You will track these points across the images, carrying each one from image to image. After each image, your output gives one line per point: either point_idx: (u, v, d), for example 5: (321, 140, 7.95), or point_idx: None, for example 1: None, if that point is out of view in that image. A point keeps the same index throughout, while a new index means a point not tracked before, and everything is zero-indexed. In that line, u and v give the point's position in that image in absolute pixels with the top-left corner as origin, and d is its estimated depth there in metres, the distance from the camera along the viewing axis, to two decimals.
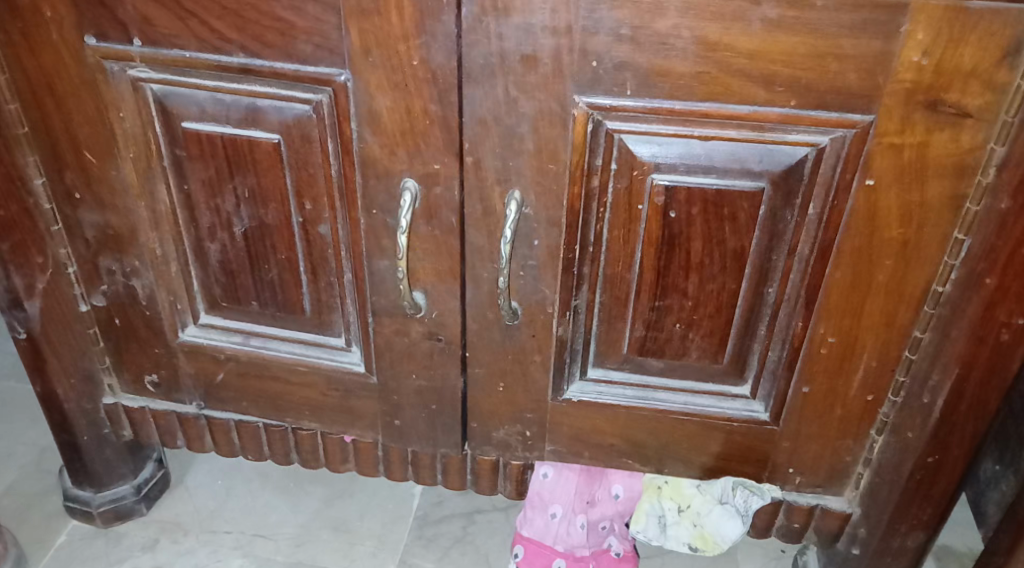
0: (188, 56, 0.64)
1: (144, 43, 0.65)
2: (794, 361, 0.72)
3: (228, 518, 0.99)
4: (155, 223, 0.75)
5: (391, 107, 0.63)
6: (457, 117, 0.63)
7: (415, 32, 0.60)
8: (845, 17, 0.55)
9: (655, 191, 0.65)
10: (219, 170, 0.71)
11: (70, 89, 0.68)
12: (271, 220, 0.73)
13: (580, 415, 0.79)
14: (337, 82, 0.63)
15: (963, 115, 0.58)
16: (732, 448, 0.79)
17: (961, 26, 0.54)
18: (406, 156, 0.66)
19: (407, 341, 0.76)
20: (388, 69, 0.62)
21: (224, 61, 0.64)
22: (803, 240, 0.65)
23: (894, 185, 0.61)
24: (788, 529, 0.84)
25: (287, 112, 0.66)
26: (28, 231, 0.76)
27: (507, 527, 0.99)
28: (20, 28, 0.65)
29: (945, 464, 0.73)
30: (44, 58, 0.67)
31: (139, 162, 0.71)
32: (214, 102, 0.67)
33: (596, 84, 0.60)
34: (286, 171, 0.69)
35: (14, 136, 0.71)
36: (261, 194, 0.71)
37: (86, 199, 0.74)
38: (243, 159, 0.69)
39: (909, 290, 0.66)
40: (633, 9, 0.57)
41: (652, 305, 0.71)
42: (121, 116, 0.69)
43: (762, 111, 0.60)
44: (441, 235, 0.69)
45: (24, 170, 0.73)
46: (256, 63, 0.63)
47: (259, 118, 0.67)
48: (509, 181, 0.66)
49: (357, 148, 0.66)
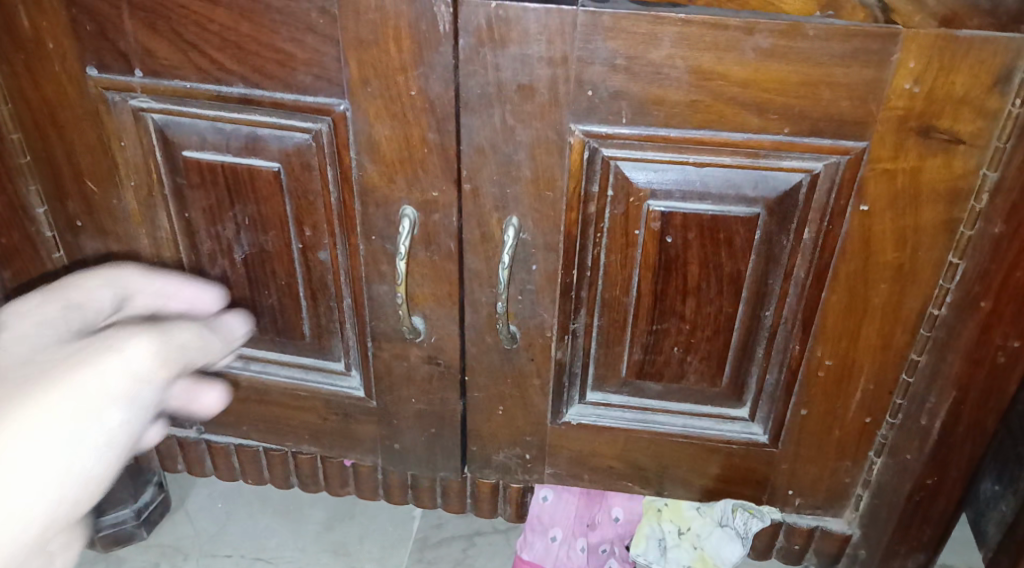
0: (188, 87, 0.65)
1: (145, 74, 0.65)
2: (791, 384, 0.72)
3: (228, 542, 0.99)
4: (156, 249, 0.75)
5: (390, 136, 0.64)
6: (455, 144, 0.63)
7: (413, 63, 0.60)
8: (837, 47, 0.56)
9: (651, 217, 0.65)
10: (219, 198, 0.71)
11: (72, 118, 0.69)
12: (271, 246, 0.73)
13: (579, 438, 0.79)
14: (336, 111, 0.64)
15: (955, 141, 0.58)
16: (731, 470, 0.79)
17: (952, 55, 0.55)
18: (405, 183, 0.66)
19: (407, 365, 0.77)
20: (386, 99, 0.62)
21: (224, 91, 0.65)
22: (799, 265, 0.66)
23: (888, 210, 0.62)
24: (787, 551, 0.84)
25: (287, 141, 0.67)
26: (29, 259, 0.76)
27: (507, 549, 0.99)
28: (24, 60, 0.66)
29: (943, 485, 0.75)
30: (47, 89, 0.67)
31: (140, 190, 0.72)
32: (214, 131, 0.68)
33: (591, 113, 0.61)
34: (286, 198, 0.70)
35: (17, 166, 0.71)
36: (261, 221, 0.72)
37: (88, 226, 0.75)
38: (242, 186, 0.70)
39: (905, 312, 0.67)
40: (627, 40, 0.57)
41: (650, 329, 0.72)
42: (123, 145, 0.69)
43: (756, 138, 0.60)
44: (440, 261, 0.70)
45: (26, 199, 0.73)
46: (256, 93, 0.64)
47: (259, 147, 0.68)
48: (507, 208, 0.66)
49: (356, 175, 0.67)
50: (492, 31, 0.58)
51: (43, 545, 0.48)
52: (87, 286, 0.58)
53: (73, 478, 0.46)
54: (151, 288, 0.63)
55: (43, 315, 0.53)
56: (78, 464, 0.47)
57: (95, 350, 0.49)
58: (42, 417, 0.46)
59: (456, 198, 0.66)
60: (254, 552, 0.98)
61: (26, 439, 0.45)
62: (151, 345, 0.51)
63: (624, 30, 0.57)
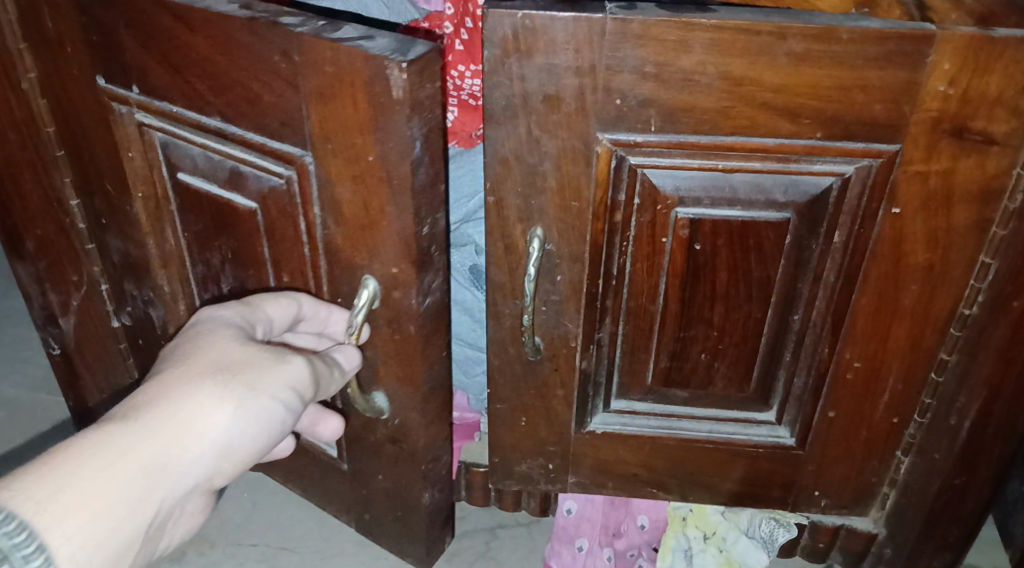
0: (176, 111, 0.63)
1: (142, 91, 0.64)
2: (820, 387, 0.72)
3: (255, 530, 1.01)
4: (165, 261, 0.75)
5: (351, 199, 0.59)
6: (431, 205, 0.59)
7: (372, 127, 0.54)
8: (871, 49, 0.55)
9: (678, 224, 0.64)
10: (209, 225, 0.70)
11: (92, 121, 0.68)
12: (253, 283, 0.71)
13: (603, 447, 0.79)
14: (299, 162, 0.60)
15: (988, 142, 0.58)
16: (756, 474, 0.78)
17: (987, 55, 0.54)
18: (368, 254, 0.61)
19: (374, 438, 0.74)
20: (347, 158, 0.57)
21: (204, 121, 0.62)
22: (829, 268, 0.65)
23: (919, 212, 0.61)
24: (813, 549, 0.88)
25: (265, 183, 0.63)
26: (65, 249, 0.80)
27: (531, 543, 1.00)
28: (53, 61, 0.66)
29: (971, 485, 0.74)
30: (71, 89, 0.67)
31: (150, 202, 0.71)
32: (205, 158, 0.65)
33: (619, 121, 0.60)
34: (264, 239, 0.67)
35: (52, 159, 0.74)
36: (243, 257, 0.70)
37: (111, 225, 0.75)
38: (227, 219, 0.68)
39: (936, 314, 0.66)
40: (657, 47, 0.56)
41: (677, 335, 0.71)
42: (131, 156, 0.69)
43: (787, 143, 0.60)
44: (406, 339, 0.65)
45: (61, 192, 0.76)
46: (230, 129, 0.61)
47: (241, 182, 0.65)
48: (532, 220, 0.65)
49: (323, 233, 0.63)
50: (518, 42, 0.57)
51: (165, 523, 0.51)
52: (268, 306, 0.63)
53: (224, 458, 0.53)
54: (316, 317, 0.65)
55: (234, 311, 0.61)
56: (242, 440, 0.54)
57: (271, 358, 0.57)
58: (227, 399, 0.53)
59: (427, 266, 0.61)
60: (279, 542, 1.00)
61: (212, 412, 0.52)
62: (308, 362, 0.59)
63: (653, 37, 0.56)
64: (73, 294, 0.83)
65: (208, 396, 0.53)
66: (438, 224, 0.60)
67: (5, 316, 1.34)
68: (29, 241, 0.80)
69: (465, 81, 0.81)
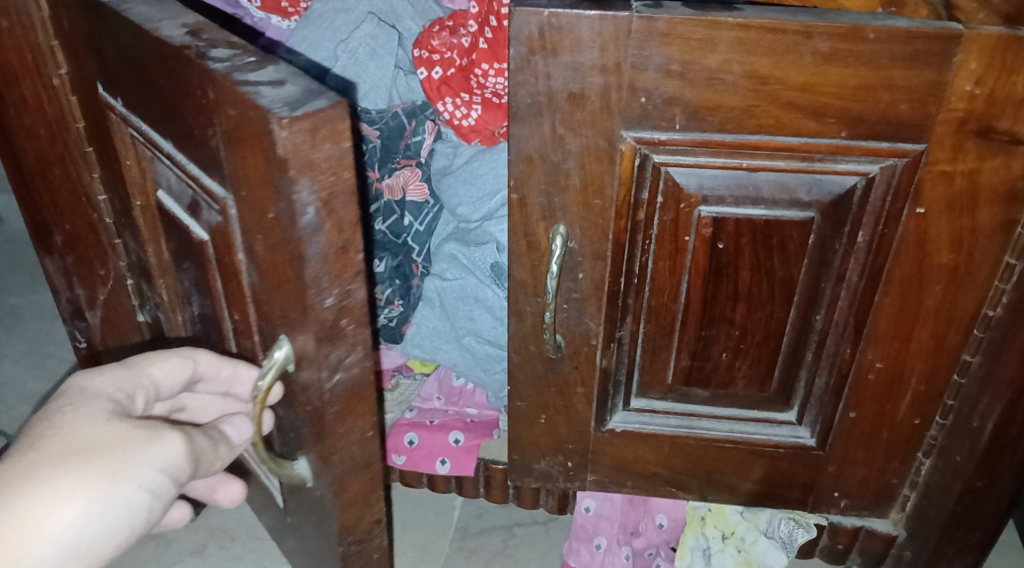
0: (146, 129, 0.61)
1: (123, 104, 0.62)
2: (841, 388, 0.71)
3: None
4: (162, 272, 0.73)
5: (266, 251, 0.51)
6: (336, 278, 0.49)
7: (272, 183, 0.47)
8: (898, 49, 0.55)
9: (702, 223, 0.65)
10: (180, 249, 0.66)
11: (101, 123, 0.68)
12: (213, 317, 0.65)
13: (623, 445, 0.79)
14: (225, 204, 0.53)
15: (1014, 141, 0.58)
16: (776, 475, 0.78)
17: (1015, 55, 0.54)
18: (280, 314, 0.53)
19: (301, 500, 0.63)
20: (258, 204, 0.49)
21: (162, 143, 0.59)
22: (852, 268, 0.65)
23: (944, 212, 0.61)
24: (831, 549, 0.89)
25: (208, 217, 0.57)
26: (93, 244, 0.81)
27: (548, 541, 1.00)
28: (74, 60, 0.66)
29: (993, 488, 0.74)
30: (86, 90, 0.67)
31: (146, 213, 0.69)
32: (173, 181, 0.62)
33: (644, 120, 0.60)
34: (215, 277, 0.60)
35: (81, 155, 0.74)
36: (202, 289, 0.65)
37: (127, 226, 0.75)
38: (189, 247, 0.63)
39: (959, 314, 0.66)
40: (683, 45, 0.56)
41: (698, 335, 0.71)
42: (128, 164, 0.67)
43: (812, 142, 0.60)
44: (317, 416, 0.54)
45: (90, 187, 0.76)
46: (179, 155, 0.58)
47: (195, 213, 0.59)
48: (555, 217, 0.65)
49: (250, 280, 0.55)
50: (543, 40, 0.57)
51: None
52: (156, 367, 0.59)
53: (79, 555, 0.49)
54: (217, 376, 0.62)
55: (112, 379, 0.56)
56: (98, 536, 0.49)
57: (141, 437, 0.51)
58: (76, 492, 0.48)
59: (338, 339, 0.51)
60: None
61: (55, 509, 0.48)
62: (187, 437, 0.53)
63: (679, 35, 0.56)
64: (100, 287, 0.84)
65: (51, 492, 0.48)
66: (354, 296, 0.50)
67: (32, 310, 1.36)
68: (58, 235, 0.81)
69: (488, 80, 0.84)
